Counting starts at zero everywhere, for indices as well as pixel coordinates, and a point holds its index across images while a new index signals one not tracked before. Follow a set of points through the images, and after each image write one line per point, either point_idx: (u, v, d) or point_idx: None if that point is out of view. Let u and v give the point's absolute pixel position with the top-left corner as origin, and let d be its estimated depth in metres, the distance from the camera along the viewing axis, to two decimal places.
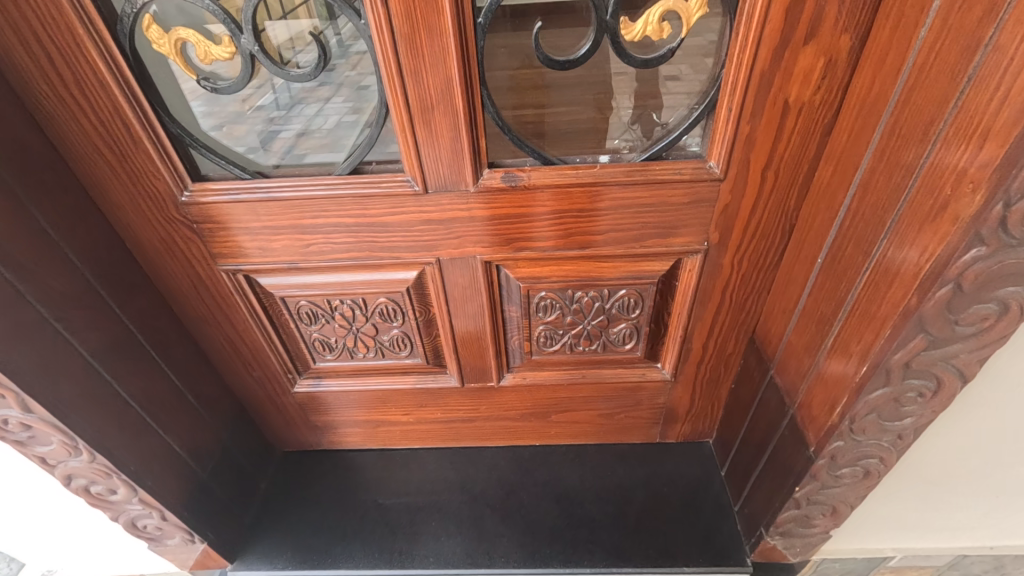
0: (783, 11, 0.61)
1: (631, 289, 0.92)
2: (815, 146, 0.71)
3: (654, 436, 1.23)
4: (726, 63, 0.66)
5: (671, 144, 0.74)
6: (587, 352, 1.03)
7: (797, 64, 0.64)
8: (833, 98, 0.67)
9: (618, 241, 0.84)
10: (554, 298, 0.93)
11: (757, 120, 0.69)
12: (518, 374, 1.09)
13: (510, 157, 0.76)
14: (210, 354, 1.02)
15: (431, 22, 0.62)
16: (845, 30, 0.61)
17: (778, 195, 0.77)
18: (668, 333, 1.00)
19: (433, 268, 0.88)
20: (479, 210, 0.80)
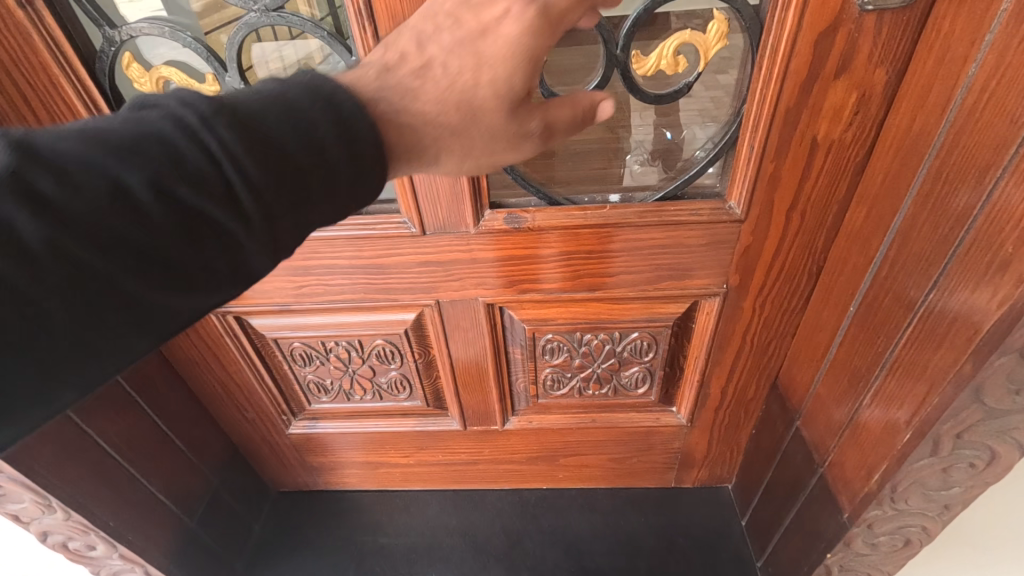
0: (811, 44, 0.55)
1: (643, 332, 0.86)
2: (846, 185, 0.66)
3: (670, 481, 1.15)
4: (748, 98, 0.61)
5: (687, 183, 0.69)
6: (597, 396, 0.97)
7: (827, 101, 0.59)
8: (866, 135, 0.61)
9: (632, 284, 0.78)
10: (561, 341, 0.88)
11: (781, 159, 0.64)
12: (524, 417, 1.02)
13: (514, 197, 0.71)
14: (202, 396, 0.98)
15: None
16: (881, 63, 0.56)
17: (805, 237, 0.71)
18: (684, 377, 0.93)
19: (432, 310, 0.83)
20: (480, 252, 0.75)
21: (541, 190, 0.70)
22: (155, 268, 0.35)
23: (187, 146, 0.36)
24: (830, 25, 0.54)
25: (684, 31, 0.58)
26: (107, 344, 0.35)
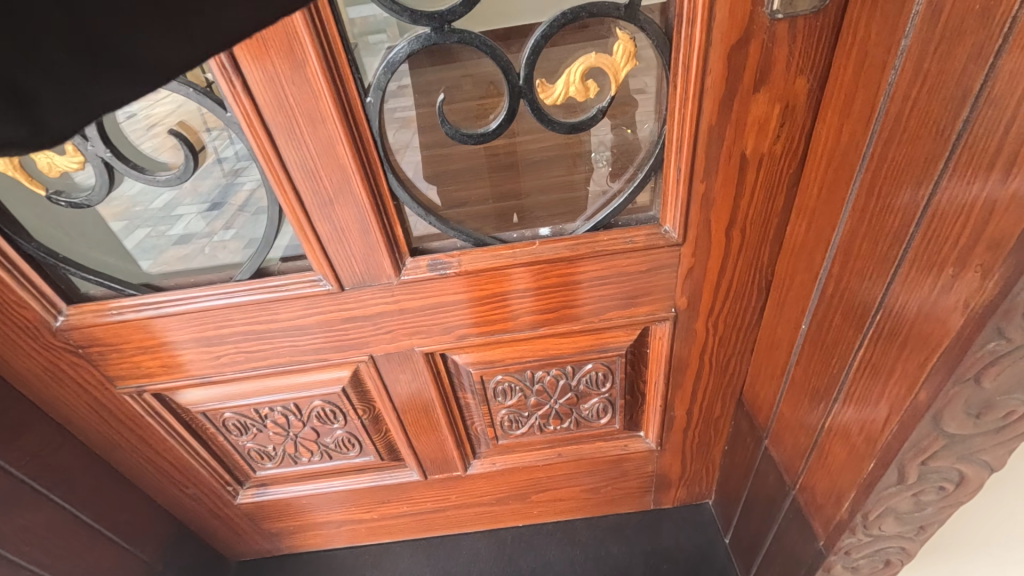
0: (725, 58, 0.51)
1: (597, 362, 0.81)
2: (783, 198, 0.62)
3: (649, 504, 1.10)
4: (668, 119, 0.57)
5: (619, 210, 0.64)
6: (560, 430, 0.92)
7: (751, 114, 0.55)
8: (797, 145, 0.58)
9: (602, 310, 0.73)
10: (512, 381, 0.82)
11: (711, 177, 0.59)
12: (488, 459, 0.97)
13: (436, 240, 0.66)
14: (136, 479, 0.89)
15: (309, 108, 0.52)
16: (800, 72, 0.52)
17: (749, 252, 0.67)
18: (648, 402, 0.89)
19: (368, 365, 0.76)
20: (408, 302, 0.69)
21: (461, 232, 0.64)
22: None
23: None
24: (743, 34, 0.50)
25: (589, 53, 0.54)
26: None
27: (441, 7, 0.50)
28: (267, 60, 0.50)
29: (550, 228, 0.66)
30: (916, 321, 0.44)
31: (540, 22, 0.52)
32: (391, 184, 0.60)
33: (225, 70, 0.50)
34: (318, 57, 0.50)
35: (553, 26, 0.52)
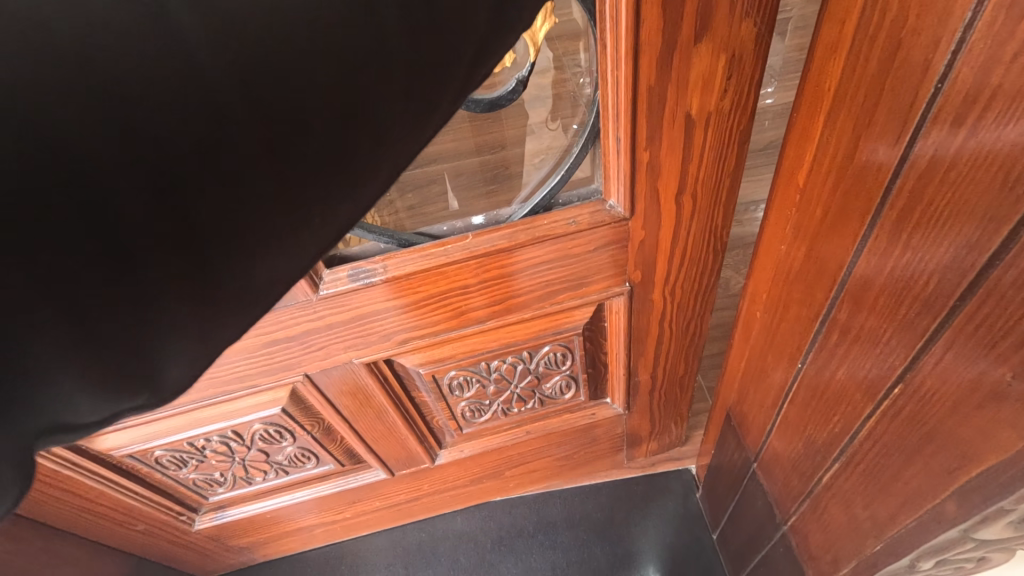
0: (660, 4, 0.43)
1: (555, 344, 0.77)
2: (734, 157, 0.56)
3: (623, 462, 1.10)
4: (602, 81, 0.49)
5: (553, 191, 0.59)
6: (525, 411, 0.89)
7: (694, 69, 0.48)
8: (745, 99, 0.51)
9: (535, 300, 0.67)
10: (467, 374, 0.78)
11: (656, 145, 0.53)
12: (455, 447, 0.93)
13: (354, 245, 0.57)
14: (75, 529, 0.79)
15: None
16: (746, 15, 0.45)
17: (702, 217, 0.62)
18: (611, 374, 0.86)
19: (305, 384, 0.69)
20: (336, 317, 0.61)
21: (384, 233, 0.57)
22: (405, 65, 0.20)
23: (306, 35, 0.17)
24: None
25: None
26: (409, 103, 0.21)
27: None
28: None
29: (484, 217, 0.60)
30: (962, 419, 0.36)
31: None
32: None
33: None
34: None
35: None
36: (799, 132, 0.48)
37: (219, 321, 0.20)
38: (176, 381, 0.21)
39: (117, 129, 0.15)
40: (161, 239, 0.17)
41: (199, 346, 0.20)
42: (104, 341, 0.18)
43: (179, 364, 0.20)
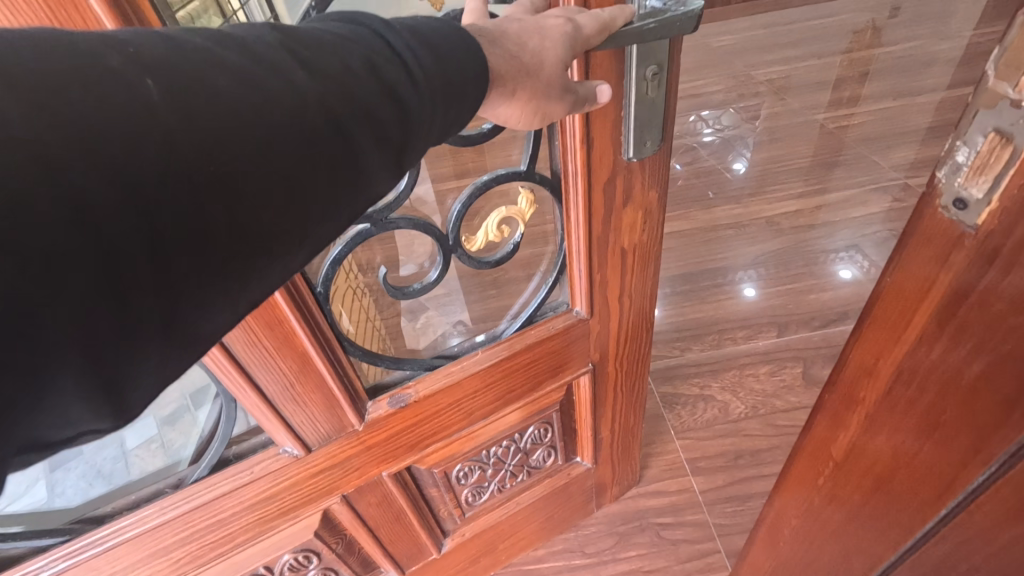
0: (601, 188, 0.66)
1: (538, 422, 0.94)
2: (652, 269, 0.80)
3: (593, 510, 1.20)
4: (565, 234, 0.71)
5: (539, 307, 0.78)
6: (516, 484, 1.03)
7: (623, 221, 0.71)
8: (656, 234, 0.76)
9: (487, 410, 0.82)
10: (471, 463, 0.91)
11: (605, 269, 0.75)
12: (457, 532, 1.02)
13: (388, 375, 0.72)
14: None
15: (265, 316, 0.52)
16: (650, 188, 0.70)
17: (636, 308, 0.85)
18: (580, 435, 1.03)
19: (340, 503, 0.77)
20: (373, 440, 0.72)
21: (409, 363, 0.73)
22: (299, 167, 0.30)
23: (228, 135, 0.28)
24: (609, 175, 0.65)
25: (499, 208, 0.67)
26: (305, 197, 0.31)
27: (471, 134, 0.59)
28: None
29: (484, 335, 0.77)
30: None
31: (466, 187, 0.63)
32: (340, 341, 0.63)
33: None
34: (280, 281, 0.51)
35: (480, 186, 0.64)
36: (910, 285, 0.35)
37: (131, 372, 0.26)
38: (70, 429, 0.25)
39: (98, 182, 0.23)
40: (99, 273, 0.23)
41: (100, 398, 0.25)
42: (85, 372, 0.24)
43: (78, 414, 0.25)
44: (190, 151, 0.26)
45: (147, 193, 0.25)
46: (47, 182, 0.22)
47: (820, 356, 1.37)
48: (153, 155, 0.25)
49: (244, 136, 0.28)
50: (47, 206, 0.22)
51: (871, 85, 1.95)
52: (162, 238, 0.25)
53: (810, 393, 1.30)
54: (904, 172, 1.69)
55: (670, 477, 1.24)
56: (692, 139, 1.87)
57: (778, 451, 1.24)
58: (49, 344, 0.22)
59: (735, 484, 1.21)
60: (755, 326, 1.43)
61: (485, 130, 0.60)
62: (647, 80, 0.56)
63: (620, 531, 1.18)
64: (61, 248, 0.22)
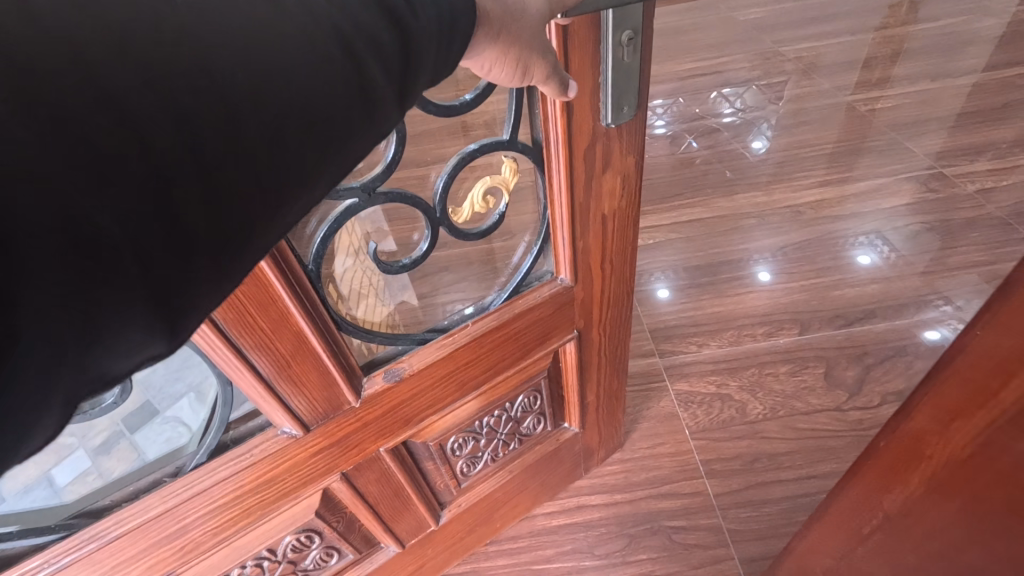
0: (582, 155, 0.65)
1: (527, 390, 0.94)
2: (632, 233, 0.80)
3: (581, 474, 1.15)
4: (548, 203, 0.71)
5: (524, 276, 0.78)
6: (509, 454, 1.01)
7: (605, 187, 0.71)
8: (635, 199, 0.75)
9: (480, 380, 0.82)
10: (465, 434, 0.90)
11: (587, 237, 0.75)
12: (454, 503, 1.01)
13: (380, 352, 0.72)
14: None
15: (258, 296, 0.52)
16: (629, 154, 0.69)
17: (618, 273, 0.85)
18: (568, 400, 1.01)
19: (339, 481, 0.77)
20: (370, 415, 0.72)
21: (400, 339, 0.72)
22: (317, 98, 0.29)
23: (239, 63, 0.27)
24: (590, 142, 0.65)
25: (484, 178, 0.67)
26: (324, 130, 0.30)
27: (455, 103, 0.58)
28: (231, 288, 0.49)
29: (473, 307, 0.77)
30: None
31: (451, 158, 0.62)
32: (332, 321, 0.62)
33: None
34: (270, 262, 0.50)
35: (467, 156, 0.63)
36: None
37: (171, 312, 0.25)
38: (118, 372, 0.25)
39: (116, 116, 0.23)
40: (132, 210, 0.23)
41: (143, 339, 0.25)
42: (131, 308, 0.23)
43: (119, 360, 0.24)
44: (216, 65, 0.26)
45: (169, 123, 0.24)
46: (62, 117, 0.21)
47: (844, 356, 1.22)
48: (168, 84, 0.24)
49: (266, 53, 0.28)
50: (87, 131, 0.22)
51: (902, 67, 1.84)
52: (201, 145, 0.25)
53: (833, 395, 1.17)
54: (942, 160, 1.54)
55: (683, 479, 1.12)
56: (711, 120, 1.77)
57: (799, 456, 1.11)
58: (100, 288, 0.22)
59: (751, 488, 1.09)
60: (775, 323, 1.29)
61: (467, 101, 0.59)
62: (623, 45, 0.56)
63: (630, 533, 1.08)
64: (105, 147, 0.22)
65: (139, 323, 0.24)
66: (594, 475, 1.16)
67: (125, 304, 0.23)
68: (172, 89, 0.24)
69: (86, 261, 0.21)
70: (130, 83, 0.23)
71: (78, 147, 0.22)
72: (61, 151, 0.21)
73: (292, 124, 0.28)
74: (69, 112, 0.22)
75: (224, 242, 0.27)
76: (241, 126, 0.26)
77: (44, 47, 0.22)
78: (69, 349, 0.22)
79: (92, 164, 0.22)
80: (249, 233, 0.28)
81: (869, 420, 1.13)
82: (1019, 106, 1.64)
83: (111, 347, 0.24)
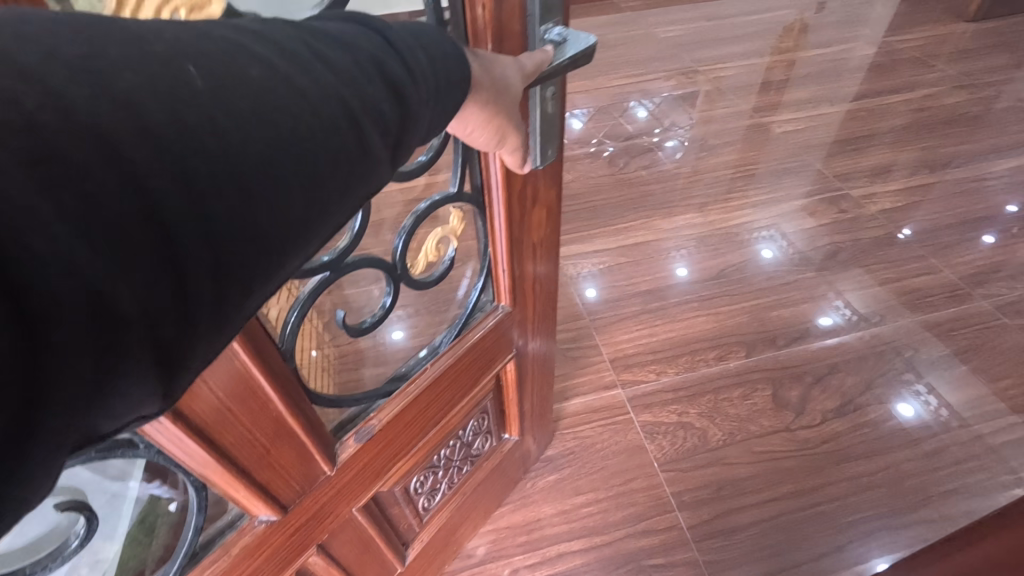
0: (516, 197, 0.66)
1: (476, 414, 0.90)
2: (556, 249, 0.81)
3: (522, 475, 1.14)
4: (488, 243, 0.70)
5: (468, 315, 0.76)
6: (463, 477, 0.98)
7: (535, 217, 0.71)
8: (556, 221, 0.77)
9: (440, 416, 0.79)
10: (426, 472, 0.86)
11: (522, 267, 0.76)
12: (417, 540, 0.95)
13: (346, 416, 0.67)
14: None
15: (231, 380, 0.45)
16: (551, 186, 0.70)
17: (547, 289, 0.86)
18: (508, 413, 0.99)
19: (316, 556, 0.70)
20: (343, 481, 0.66)
21: (363, 397, 0.68)
22: (330, 153, 0.28)
23: (255, 115, 0.26)
24: (522, 182, 0.65)
25: (436, 230, 0.64)
26: (334, 185, 0.29)
27: (413, 166, 0.55)
28: (204, 386, 0.43)
29: (426, 350, 0.74)
30: None
31: (407, 218, 0.59)
32: (304, 394, 0.56)
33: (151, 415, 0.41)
34: (246, 348, 0.45)
35: (422, 214, 0.60)
36: None
37: (172, 369, 0.24)
38: (111, 428, 0.23)
39: (134, 170, 0.22)
40: (148, 267, 0.22)
41: (141, 398, 0.23)
42: (138, 369, 0.22)
43: (115, 419, 0.23)
44: (226, 139, 0.25)
45: (187, 177, 0.23)
46: (78, 171, 0.20)
47: (787, 377, 1.27)
48: (182, 137, 0.23)
49: (275, 125, 0.26)
50: (105, 185, 0.21)
51: (794, 92, 2.00)
52: (215, 207, 0.24)
53: (781, 417, 1.20)
54: (847, 183, 1.69)
55: (657, 514, 1.10)
56: (631, 141, 1.81)
57: (759, 479, 1.14)
58: (109, 352, 0.21)
59: (720, 517, 1.10)
60: (724, 347, 1.32)
61: (423, 162, 0.56)
62: (548, 100, 0.56)
63: None
64: (122, 207, 0.21)
65: (140, 384, 0.22)
66: (571, 519, 1.10)
67: (132, 363, 0.22)
68: (190, 141, 0.23)
69: (104, 326, 0.20)
70: (148, 136, 0.22)
71: (100, 225, 0.20)
72: (85, 229, 0.20)
73: (305, 178, 0.27)
74: (89, 185, 0.20)
75: (230, 300, 0.25)
76: (257, 184, 0.25)
77: (68, 104, 0.21)
78: (71, 419, 0.20)
79: (114, 242, 0.21)
80: (251, 288, 0.26)
81: (814, 439, 1.18)
82: (899, 131, 1.84)
83: (112, 420, 0.23)
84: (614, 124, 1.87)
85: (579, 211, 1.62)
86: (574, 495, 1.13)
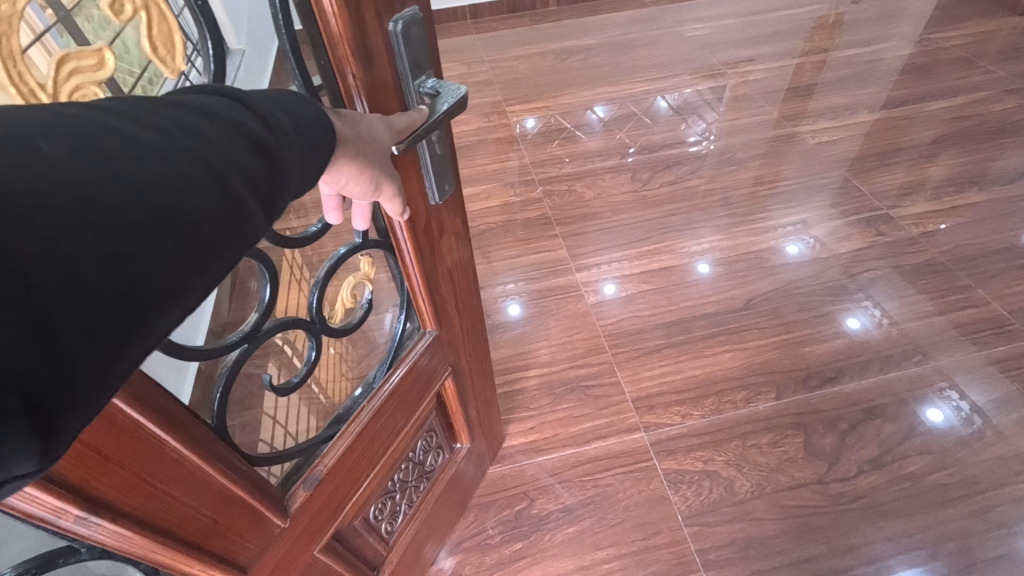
0: (421, 232, 0.64)
1: (422, 433, 0.87)
2: (471, 266, 0.80)
3: (478, 480, 1.16)
4: (404, 278, 0.69)
5: (397, 343, 0.75)
6: (421, 493, 0.96)
7: (444, 243, 0.70)
8: (465, 242, 0.76)
9: (387, 445, 0.76)
10: (382, 499, 0.83)
11: (441, 293, 0.74)
12: (387, 563, 0.91)
13: (292, 473, 0.65)
14: None
15: (161, 464, 0.44)
16: (454, 215, 0.70)
17: (470, 305, 0.85)
18: (456, 424, 0.98)
19: None
20: (297, 532, 0.64)
21: (307, 445, 0.66)
22: (201, 206, 0.27)
23: (114, 174, 0.25)
24: (426, 216, 0.64)
25: (348, 279, 0.64)
26: (207, 237, 0.28)
27: (306, 233, 0.56)
28: (132, 473, 0.42)
29: (362, 387, 0.72)
30: None
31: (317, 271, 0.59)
32: (247, 462, 0.56)
33: (83, 518, 0.39)
34: (171, 430, 0.43)
35: (332, 266, 0.60)
36: None
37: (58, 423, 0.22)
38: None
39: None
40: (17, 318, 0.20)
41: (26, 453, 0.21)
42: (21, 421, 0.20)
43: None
44: (95, 207, 0.23)
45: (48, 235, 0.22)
46: None
47: (821, 423, 1.22)
48: (38, 199, 0.22)
49: (146, 189, 0.25)
50: None
51: (821, 99, 1.91)
52: (84, 261, 0.22)
53: (813, 467, 1.16)
54: (886, 203, 1.61)
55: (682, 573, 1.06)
56: (648, 155, 1.76)
57: (788, 538, 1.09)
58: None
59: None
60: (754, 388, 1.28)
61: (315, 229, 0.56)
62: (434, 142, 0.57)
63: None
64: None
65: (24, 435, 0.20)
66: None
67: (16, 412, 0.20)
68: (46, 204, 0.22)
69: None
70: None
71: None
72: None
73: (175, 233, 0.26)
74: None
75: (113, 352, 0.24)
76: (124, 237, 0.24)
77: None
78: None
79: None
80: (135, 340, 0.25)
81: (849, 494, 1.13)
82: (941, 144, 1.75)
83: None
84: (634, 135, 1.82)
85: (601, 233, 1.58)
86: (594, 548, 1.10)
